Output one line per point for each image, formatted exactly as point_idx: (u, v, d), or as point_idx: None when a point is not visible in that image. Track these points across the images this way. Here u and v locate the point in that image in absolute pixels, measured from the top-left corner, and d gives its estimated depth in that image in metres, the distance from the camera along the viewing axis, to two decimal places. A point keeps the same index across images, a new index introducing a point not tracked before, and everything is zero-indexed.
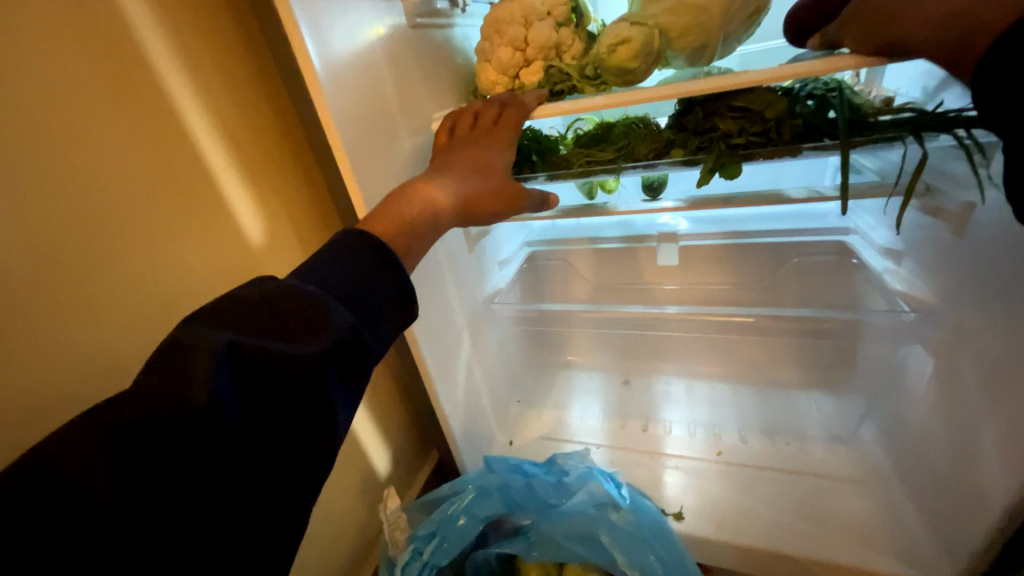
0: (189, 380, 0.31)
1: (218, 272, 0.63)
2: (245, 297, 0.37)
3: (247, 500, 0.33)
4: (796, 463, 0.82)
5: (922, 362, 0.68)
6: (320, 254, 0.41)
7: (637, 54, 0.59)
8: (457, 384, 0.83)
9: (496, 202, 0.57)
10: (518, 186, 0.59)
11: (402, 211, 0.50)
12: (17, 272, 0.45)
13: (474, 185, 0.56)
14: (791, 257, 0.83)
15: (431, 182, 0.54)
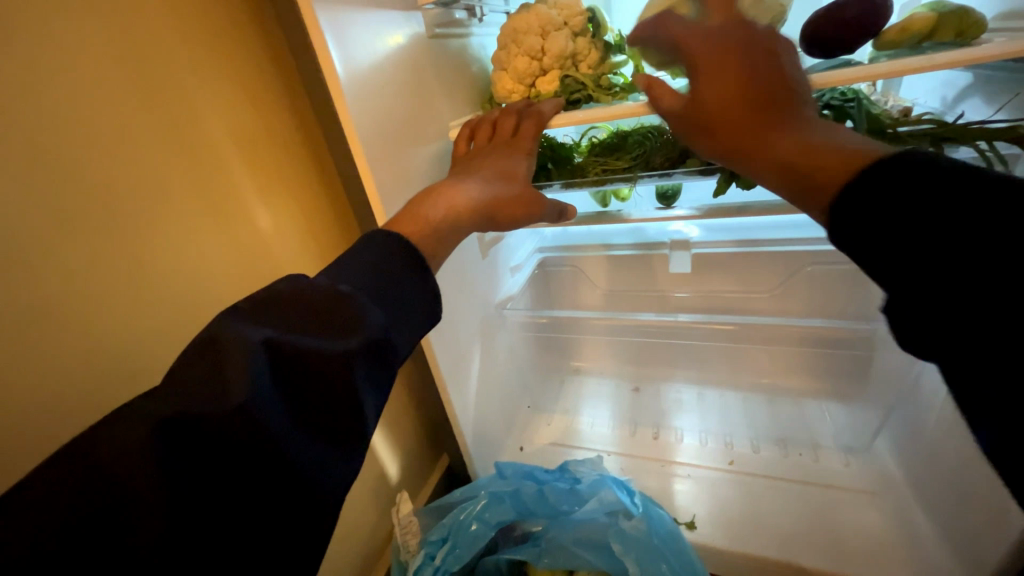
0: (229, 376, 0.33)
1: (239, 275, 0.64)
2: (282, 296, 0.38)
3: (279, 500, 0.34)
4: (809, 474, 0.82)
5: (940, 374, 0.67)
6: (351, 255, 0.42)
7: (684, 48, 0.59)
8: (469, 389, 0.83)
9: (514, 206, 0.58)
10: (533, 193, 0.60)
11: (425, 215, 0.50)
12: (50, 273, 0.47)
13: (496, 190, 0.57)
14: (805, 266, 0.82)
15: (452, 188, 0.54)
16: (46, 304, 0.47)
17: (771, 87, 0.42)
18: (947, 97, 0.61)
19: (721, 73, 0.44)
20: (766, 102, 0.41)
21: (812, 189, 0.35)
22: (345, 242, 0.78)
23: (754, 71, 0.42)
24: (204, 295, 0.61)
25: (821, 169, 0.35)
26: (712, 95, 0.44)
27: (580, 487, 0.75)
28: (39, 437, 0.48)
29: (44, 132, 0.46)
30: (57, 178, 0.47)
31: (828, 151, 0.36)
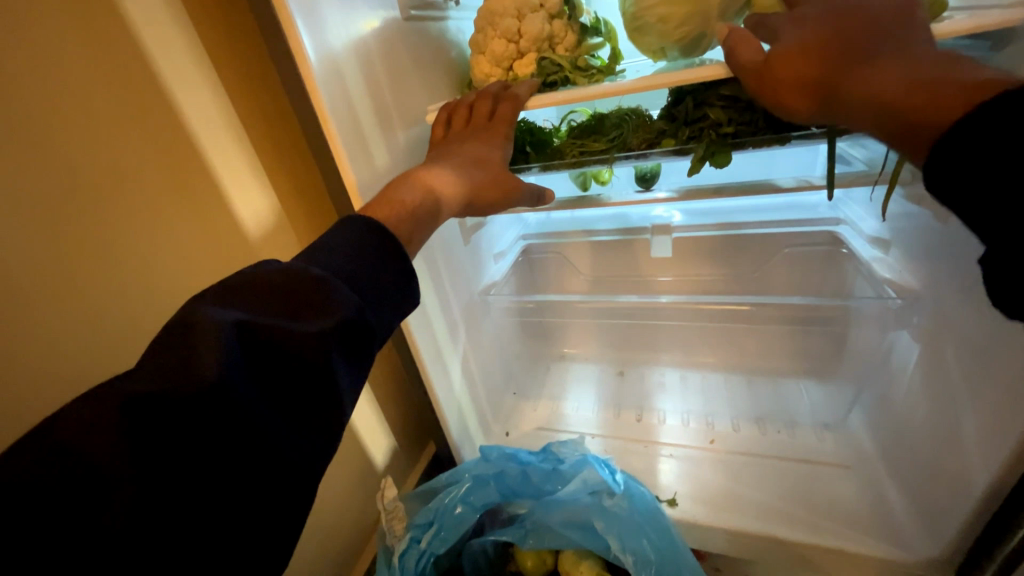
0: (197, 357, 0.32)
1: (216, 261, 0.63)
2: (253, 279, 0.38)
3: (251, 482, 0.34)
4: (786, 449, 0.84)
5: (909, 349, 0.69)
6: (323, 239, 0.42)
7: (684, 23, 0.60)
8: (452, 375, 0.83)
9: (487, 190, 0.58)
10: (510, 178, 0.60)
11: (397, 201, 0.50)
12: (16, 256, 0.47)
13: (473, 175, 0.57)
14: (782, 247, 0.84)
15: (426, 172, 0.55)
16: (10, 293, 0.47)
17: (890, 36, 0.40)
18: None
19: (805, 29, 0.44)
20: (870, 50, 0.40)
21: (924, 134, 0.33)
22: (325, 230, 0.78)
23: (889, 22, 0.41)
24: (178, 281, 0.60)
25: (945, 110, 0.32)
26: (800, 48, 0.43)
27: (562, 468, 0.75)
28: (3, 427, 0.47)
29: (3, 117, 0.45)
30: (18, 164, 0.46)
31: (949, 88, 0.33)
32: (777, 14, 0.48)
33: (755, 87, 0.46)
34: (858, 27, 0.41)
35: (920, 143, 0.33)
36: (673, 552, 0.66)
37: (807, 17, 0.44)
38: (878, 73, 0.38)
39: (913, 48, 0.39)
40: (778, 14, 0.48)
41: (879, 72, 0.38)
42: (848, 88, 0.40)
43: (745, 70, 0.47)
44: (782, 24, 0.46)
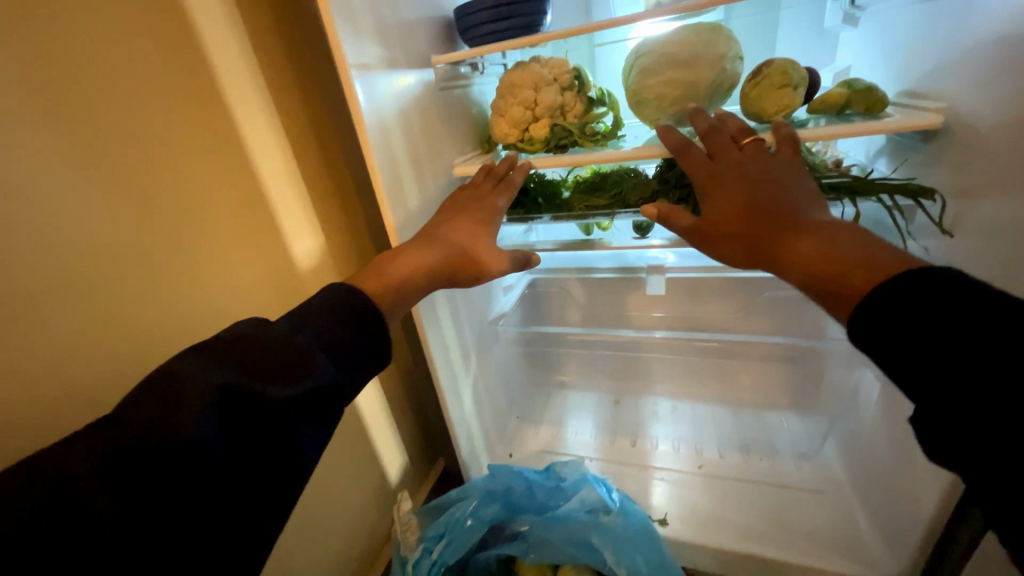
0: (180, 415, 0.39)
1: (267, 285, 0.72)
2: (236, 343, 0.46)
3: (217, 522, 0.40)
4: (767, 475, 0.90)
5: (871, 386, 0.77)
6: (310, 307, 0.51)
7: (676, 101, 0.71)
8: (464, 397, 0.91)
9: (474, 255, 0.66)
10: (494, 252, 0.68)
11: (393, 274, 0.60)
12: (117, 275, 0.55)
13: (457, 255, 0.65)
14: (763, 291, 0.94)
15: (427, 243, 0.64)
16: (108, 311, 0.54)
17: (791, 207, 0.49)
18: (869, 152, 0.73)
19: (727, 196, 0.53)
20: (778, 220, 0.49)
21: (840, 299, 0.41)
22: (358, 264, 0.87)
23: (790, 191, 0.51)
24: (232, 302, 0.67)
25: (851, 282, 0.41)
26: (727, 216, 0.52)
27: (562, 488, 0.82)
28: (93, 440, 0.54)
29: (118, 158, 0.54)
30: (127, 209, 0.55)
31: (851, 262, 0.42)
32: (701, 171, 0.55)
33: (699, 241, 0.56)
34: (768, 199, 0.50)
35: (836, 307, 0.42)
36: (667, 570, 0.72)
37: (727, 188, 0.53)
38: (792, 245, 0.47)
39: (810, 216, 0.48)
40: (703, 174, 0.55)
41: (795, 244, 0.46)
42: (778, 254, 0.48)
43: (686, 229, 0.57)
44: (709, 187, 0.55)
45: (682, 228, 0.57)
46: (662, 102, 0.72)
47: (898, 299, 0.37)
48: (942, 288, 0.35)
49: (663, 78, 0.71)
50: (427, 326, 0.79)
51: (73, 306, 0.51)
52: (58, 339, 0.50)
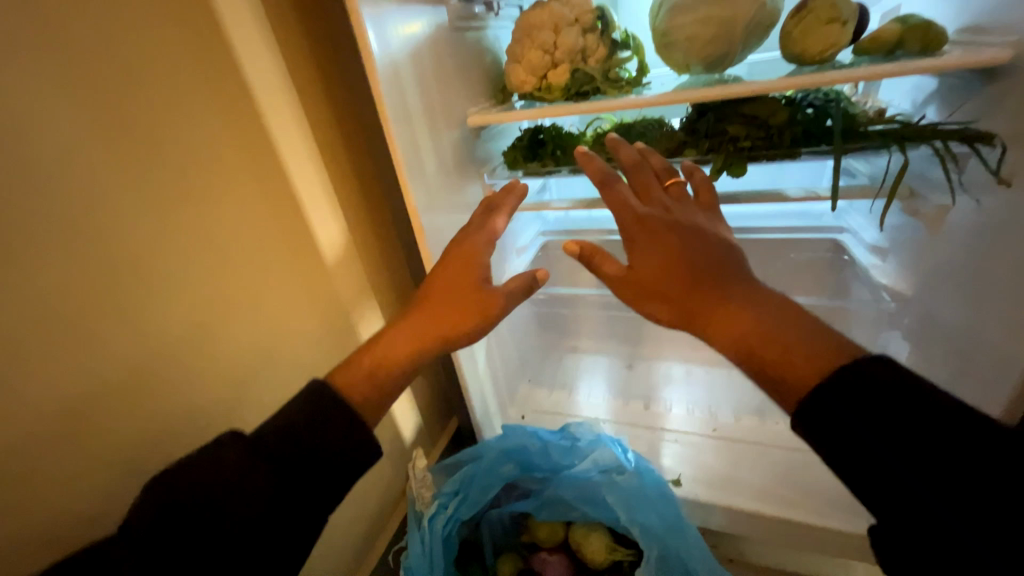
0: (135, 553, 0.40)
1: (278, 240, 0.68)
2: (194, 464, 0.45)
3: None
4: (783, 438, 0.90)
5: (899, 345, 0.76)
6: (283, 413, 0.49)
7: (710, 41, 0.65)
8: (478, 357, 0.90)
9: (459, 315, 0.58)
10: (488, 295, 0.59)
11: (365, 373, 0.55)
12: (123, 220, 0.51)
13: (437, 325, 0.58)
14: (786, 253, 0.90)
15: (409, 319, 0.59)
16: (114, 259, 0.51)
17: (722, 266, 0.48)
18: (917, 100, 0.67)
19: (653, 248, 0.50)
20: (709, 283, 0.47)
21: (786, 387, 0.41)
22: (371, 221, 0.82)
23: (718, 246, 0.49)
24: (244, 255, 0.64)
25: (798, 368, 0.41)
26: (655, 271, 0.50)
27: (576, 449, 0.81)
28: (115, 396, 0.52)
29: (114, 94, 0.50)
30: (133, 153, 0.52)
31: (798, 347, 0.41)
32: (626, 215, 0.53)
33: (622, 291, 0.53)
34: (699, 255, 0.48)
35: (779, 393, 0.42)
36: (684, 529, 0.72)
37: (654, 238, 0.50)
38: (726, 315, 0.46)
39: (733, 278, 0.47)
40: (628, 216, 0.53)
41: (726, 318, 0.45)
42: (722, 329, 0.46)
43: (612, 279, 0.53)
44: (635, 235, 0.52)
45: (608, 275, 0.54)
46: (693, 44, 0.66)
47: (860, 410, 0.36)
48: (903, 407, 0.36)
49: (695, 17, 0.65)
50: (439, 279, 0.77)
51: (77, 252, 0.48)
52: (62, 288, 0.47)
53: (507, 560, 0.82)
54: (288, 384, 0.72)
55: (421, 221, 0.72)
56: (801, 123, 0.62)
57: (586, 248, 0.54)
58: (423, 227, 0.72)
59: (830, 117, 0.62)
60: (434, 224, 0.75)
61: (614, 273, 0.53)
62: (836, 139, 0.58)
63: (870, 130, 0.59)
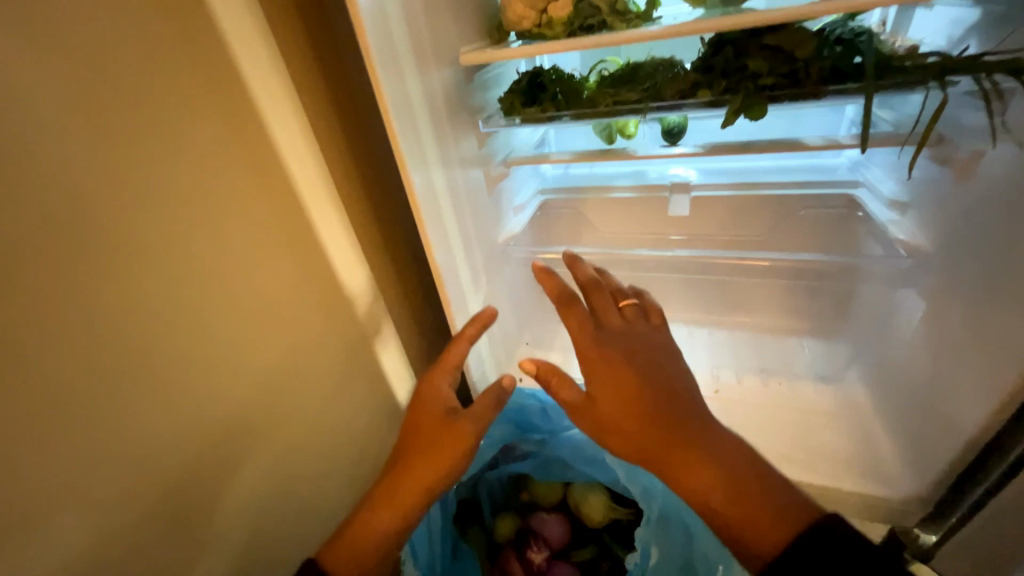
0: None
1: (258, 196, 0.61)
2: None
3: None
4: (787, 400, 0.88)
5: (913, 304, 0.72)
6: None
7: None
8: (474, 319, 0.87)
9: (447, 453, 0.64)
10: (465, 434, 0.66)
11: (371, 539, 0.59)
12: (72, 159, 0.44)
13: (429, 466, 0.63)
14: (797, 209, 0.85)
15: (393, 477, 0.63)
16: (71, 203, 0.44)
17: (678, 401, 0.54)
18: (954, 36, 0.61)
19: (612, 379, 0.56)
20: (674, 428, 0.52)
21: (742, 545, 0.47)
22: (360, 177, 0.76)
23: (675, 383, 0.56)
24: (219, 209, 0.57)
25: (758, 530, 0.47)
26: (613, 403, 0.55)
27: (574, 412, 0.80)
28: (78, 361, 0.45)
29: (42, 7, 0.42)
30: (80, 71, 0.44)
31: (755, 505, 0.48)
32: (586, 347, 0.60)
33: (588, 427, 0.58)
34: (658, 391, 0.55)
35: (741, 546, 0.48)
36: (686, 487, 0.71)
37: (611, 372, 0.56)
38: (687, 465, 0.51)
39: (690, 415, 0.53)
40: (589, 349, 0.59)
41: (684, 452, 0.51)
42: (679, 472, 0.51)
43: (567, 404, 0.59)
44: (596, 365, 0.58)
45: (568, 398, 0.59)
46: None
47: (800, 562, 0.44)
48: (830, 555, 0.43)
49: None
50: (433, 242, 0.73)
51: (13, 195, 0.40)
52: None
53: (505, 521, 0.80)
54: (282, 349, 0.65)
55: (412, 181, 0.67)
56: (828, 58, 0.57)
57: (544, 367, 0.60)
58: (415, 189, 0.67)
59: (860, 53, 0.56)
60: (425, 181, 0.70)
61: (579, 397, 0.58)
62: (869, 73, 0.52)
63: (905, 64, 0.54)
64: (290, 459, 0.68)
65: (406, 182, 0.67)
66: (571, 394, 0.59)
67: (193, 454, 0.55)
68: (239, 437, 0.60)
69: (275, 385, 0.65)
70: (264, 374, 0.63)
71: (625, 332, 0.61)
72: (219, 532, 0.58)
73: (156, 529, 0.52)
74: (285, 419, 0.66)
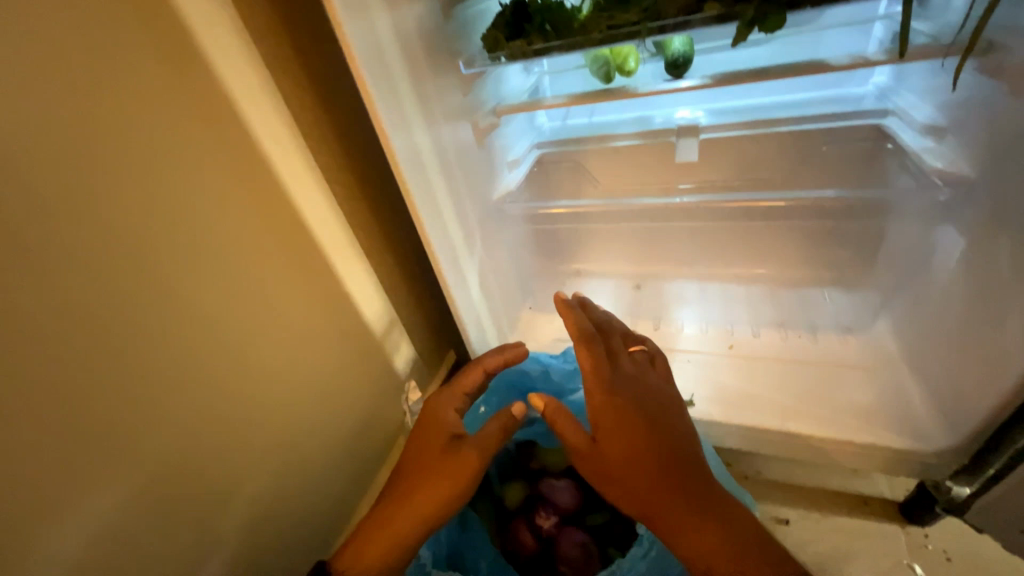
0: None
1: (221, 156, 0.58)
2: None
3: None
4: (808, 354, 0.83)
5: (953, 244, 0.65)
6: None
7: None
8: (469, 284, 0.82)
9: (451, 476, 0.63)
10: (472, 459, 0.64)
11: (376, 556, 0.58)
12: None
13: (433, 490, 0.62)
14: (818, 146, 0.77)
15: (411, 479, 0.63)
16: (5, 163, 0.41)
17: (682, 459, 0.59)
18: None
19: (624, 437, 0.59)
20: (677, 486, 0.57)
21: None
22: (336, 133, 0.71)
23: (680, 438, 0.60)
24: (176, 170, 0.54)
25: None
26: (626, 456, 0.58)
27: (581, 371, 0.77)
28: (24, 331, 0.44)
29: None
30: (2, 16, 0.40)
31: (746, 567, 0.53)
32: (600, 398, 0.61)
33: (590, 470, 0.61)
34: (665, 448, 0.59)
35: None
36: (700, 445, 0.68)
37: (627, 424, 0.59)
38: (684, 520, 0.56)
39: (691, 473, 0.58)
40: (602, 401, 0.61)
41: (679, 502, 0.57)
42: (671, 526, 0.56)
43: (573, 445, 0.61)
44: (609, 416, 0.60)
45: (572, 442, 0.61)
46: None
47: None
48: None
49: None
50: (418, 204, 0.68)
51: None
52: None
53: (513, 488, 0.77)
54: (252, 318, 0.64)
55: (392, 143, 0.62)
56: None
57: (557, 409, 0.63)
58: (396, 151, 0.62)
59: None
60: (408, 144, 0.65)
61: (587, 442, 0.61)
62: None
63: None
64: (270, 426, 0.68)
65: (385, 144, 0.62)
66: (581, 439, 0.61)
67: (172, 419, 0.56)
68: (221, 402, 0.61)
69: (249, 353, 0.64)
70: (244, 341, 0.63)
71: (634, 378, 0.64)
72: (206, 491, 0.61)
73: (132, 496, 0.53)
74: (254, 385, 0.65)
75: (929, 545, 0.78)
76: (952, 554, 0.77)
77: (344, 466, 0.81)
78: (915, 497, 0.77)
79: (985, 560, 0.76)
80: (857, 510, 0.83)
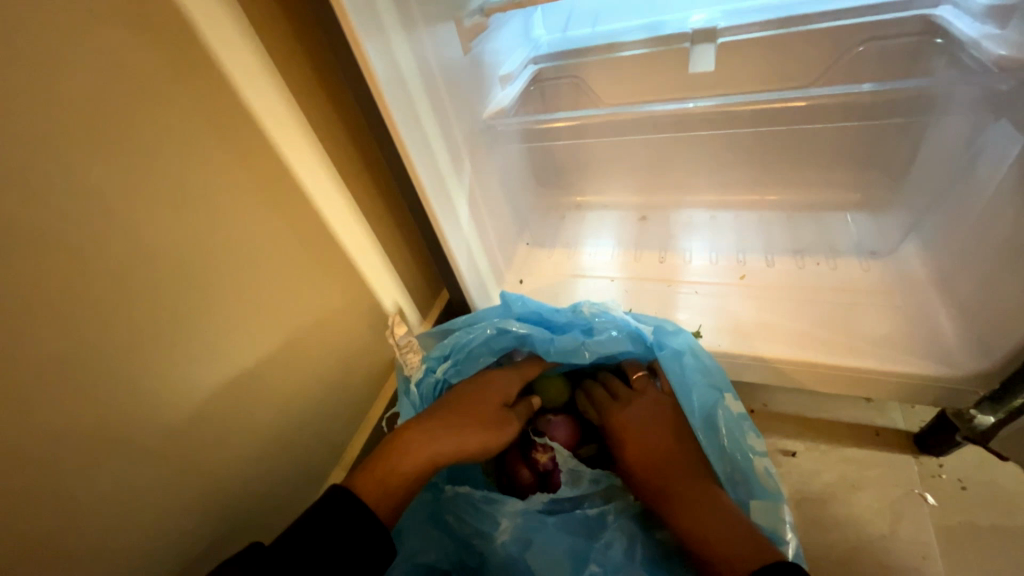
0: None
1: (174, 67, 0.47)
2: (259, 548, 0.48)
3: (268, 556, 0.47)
4: (825, 281, 0.77)
5: (1008, 143, 0.57)
6: (323, 501, 0.51)
7: None
8: (460, 216, 0.74)
9: (479, 437, 0.60)
10: (499, 425, 0.63)
11: (394, 476, 0.55)
12: None
13: (462, 438, 0.59)
14: (855, 46, 0.70)
15: (431, 419, 0.60)
16: None
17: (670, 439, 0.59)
18: None
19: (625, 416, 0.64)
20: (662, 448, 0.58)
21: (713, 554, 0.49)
22: (312, 38, 0.59)
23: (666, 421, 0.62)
24: (119, 84, 0.43)
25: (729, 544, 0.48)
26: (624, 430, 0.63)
27: (592, 333, 0.71)
28: None
29: None
30: None
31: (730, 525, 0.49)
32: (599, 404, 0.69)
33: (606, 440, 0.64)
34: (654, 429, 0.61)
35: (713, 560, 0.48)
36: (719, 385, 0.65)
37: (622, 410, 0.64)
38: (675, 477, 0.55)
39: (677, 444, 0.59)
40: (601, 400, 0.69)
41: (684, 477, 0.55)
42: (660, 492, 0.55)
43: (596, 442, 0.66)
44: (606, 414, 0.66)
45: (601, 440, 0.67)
46: None
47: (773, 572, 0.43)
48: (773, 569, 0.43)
49: None
50: (403, 133, 0.60)
51: None
52: None
53: None
54: (227, 257, 0.55)
55: (369, 59, 0.53)
56: None
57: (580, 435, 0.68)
58: (375, 70, 0.53)
59: None
60: (388, 59, 0.55)
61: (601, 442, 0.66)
62: None
63: None
64: (263, 376, 0.62)
65: (362, 61, 0.53)
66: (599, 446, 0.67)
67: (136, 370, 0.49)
68: (193, 349, 0.53)
69: (230, 298, 0.56)
70: (215, 279, 0.54)
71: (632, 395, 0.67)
72: (191, 445, 0.55)
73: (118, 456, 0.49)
74: (243, 330, 0.58)
75: (943, 474, 0.76)
76: (967, 483, 0.75)
77: (336, 413, 0.75)
78: (934, 426, 0.74)
79: (1004, 486, 0.74)
80: (870, 441, 0.80)
